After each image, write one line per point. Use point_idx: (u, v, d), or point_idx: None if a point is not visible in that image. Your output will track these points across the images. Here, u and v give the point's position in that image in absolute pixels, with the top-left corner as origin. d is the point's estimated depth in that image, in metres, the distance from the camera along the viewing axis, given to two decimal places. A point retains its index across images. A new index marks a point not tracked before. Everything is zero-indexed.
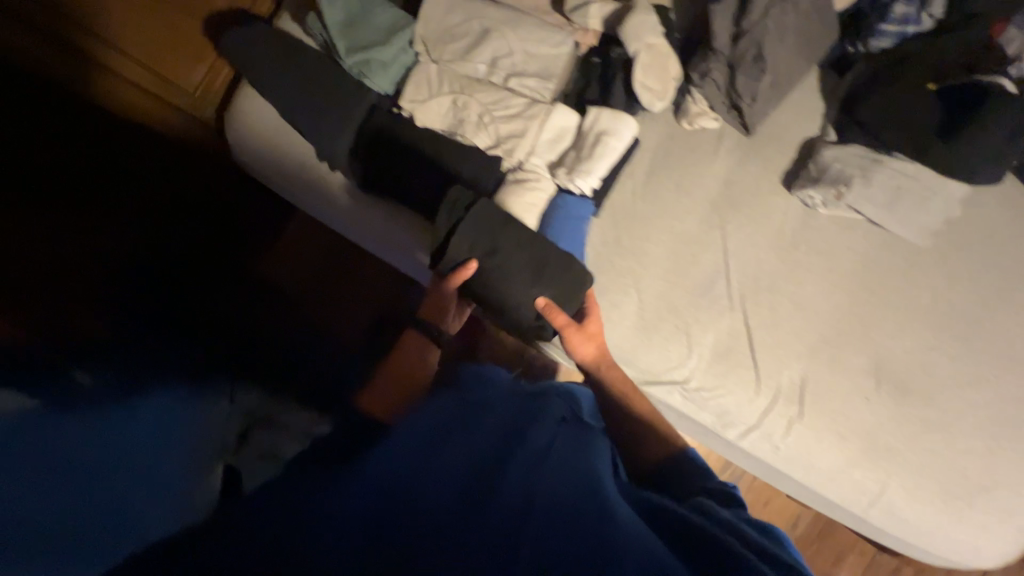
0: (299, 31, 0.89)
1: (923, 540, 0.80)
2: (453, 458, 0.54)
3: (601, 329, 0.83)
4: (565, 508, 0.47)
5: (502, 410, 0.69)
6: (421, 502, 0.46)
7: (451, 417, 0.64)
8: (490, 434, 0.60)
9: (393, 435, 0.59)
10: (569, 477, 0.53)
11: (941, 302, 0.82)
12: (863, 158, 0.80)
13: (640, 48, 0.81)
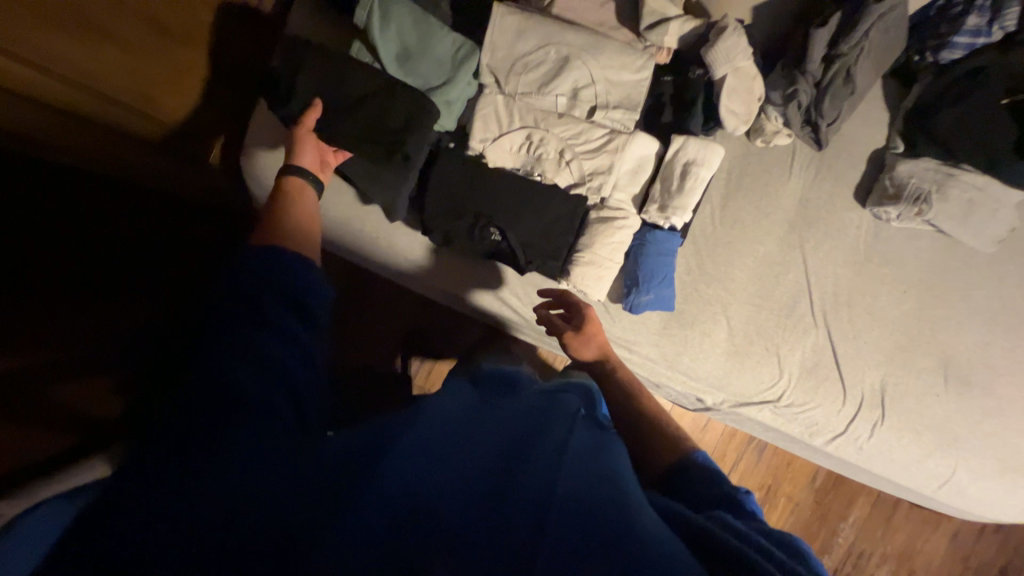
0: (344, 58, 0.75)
1: (982, 508, 0.91)
2: (460, 454, 0.48)
3: (599, 331, 0.80)
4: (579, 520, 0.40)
5: (520, 397, 0.62)
6: (439, 507, 0.41)
7: (465, 407, 0.57)
8: (510, 421, 0.53)
9: (409, 423, 0.52)
10: (587, 472, 0.45)
11: (997, 299, 0.89)
12: (935, 171, 0.83)
13: (728, 71, 0.77)
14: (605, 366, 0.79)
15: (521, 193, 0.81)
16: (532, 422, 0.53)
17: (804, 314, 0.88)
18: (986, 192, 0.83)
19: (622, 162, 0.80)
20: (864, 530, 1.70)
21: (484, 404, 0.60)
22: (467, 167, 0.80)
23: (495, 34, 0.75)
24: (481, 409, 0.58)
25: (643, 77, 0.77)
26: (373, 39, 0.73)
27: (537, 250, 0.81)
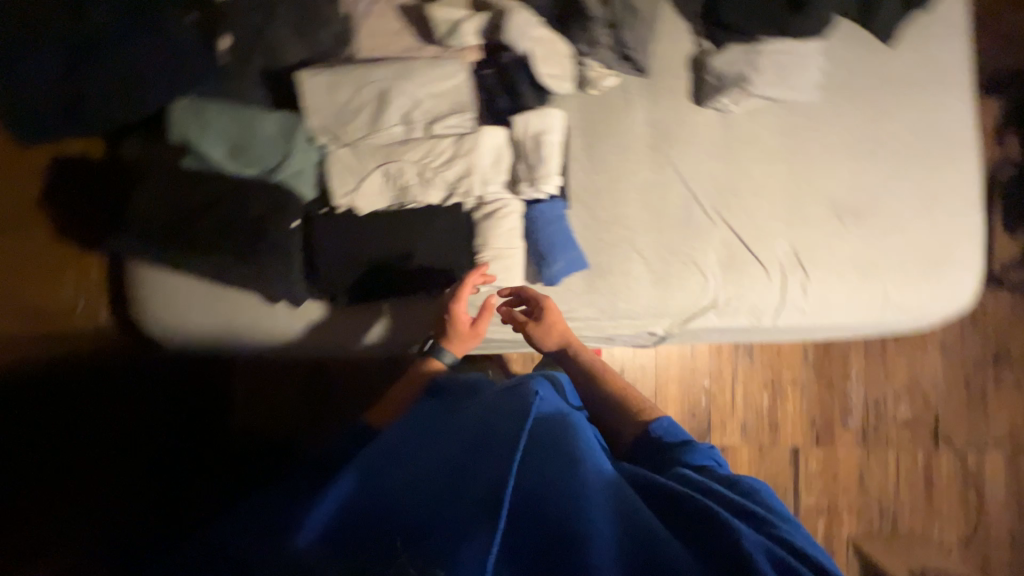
0: (175, 168, 0.76)
1: (924, 311, 0.98)
2: (455, 465, 0.62)
3: (559, 318, 0.88)
4: (555, 522, 0.55)
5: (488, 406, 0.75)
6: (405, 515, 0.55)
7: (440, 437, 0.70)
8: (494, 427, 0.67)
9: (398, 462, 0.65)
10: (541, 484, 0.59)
11: (847, 133, 0.98)
12: (744, 52, 0.91)
13: (529, 45, 0.83)
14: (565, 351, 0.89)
15: (407, 224, 0.83)
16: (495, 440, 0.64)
17: (701, 217, 0.94)
18: (793, 50, 0.91)
19: (480, 160, 0.84)
20: (868, 378, 1.79)
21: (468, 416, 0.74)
22: (346, 224, 0.81)
23: (311, 97, 0.77)
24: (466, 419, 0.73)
25: (461, 78, 0.82)
26: (200, 149, 0.75)
27: (444, 272, 0.85)
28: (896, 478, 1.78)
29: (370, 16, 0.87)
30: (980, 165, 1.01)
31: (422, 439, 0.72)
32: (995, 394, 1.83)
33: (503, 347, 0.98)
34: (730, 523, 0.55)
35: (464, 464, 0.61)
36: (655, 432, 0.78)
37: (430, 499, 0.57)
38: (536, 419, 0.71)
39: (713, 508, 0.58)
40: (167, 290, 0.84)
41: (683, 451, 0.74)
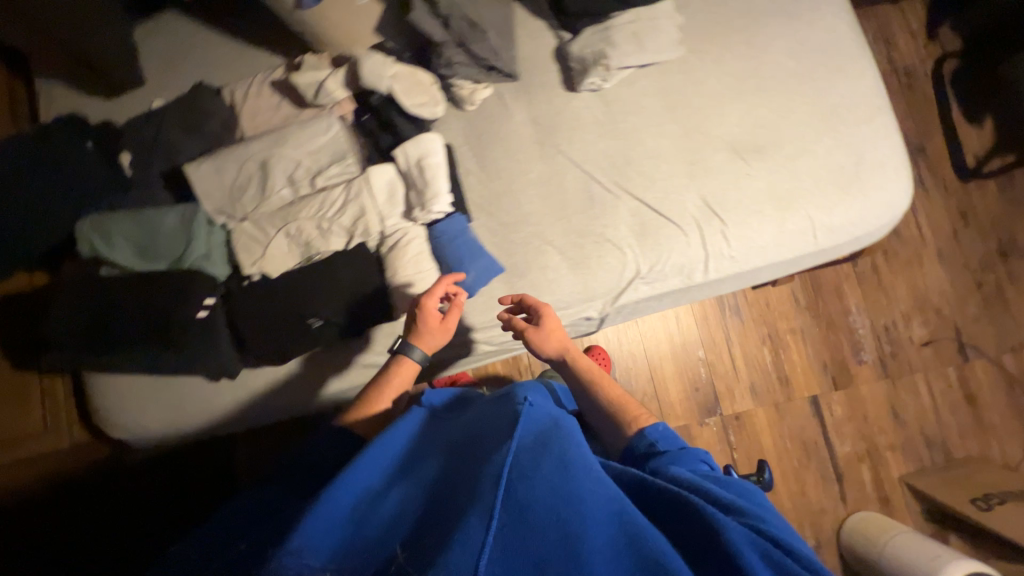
0: (94, 280, 0.82)
1: (859, 226, 0.95)
2: (443, 494, 0.51)
3: (560, 325, 0.84)
4: (560, 543, 0.42)
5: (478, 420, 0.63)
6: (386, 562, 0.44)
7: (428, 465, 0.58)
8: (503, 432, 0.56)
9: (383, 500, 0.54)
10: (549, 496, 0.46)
11: (727, 77, 0.99)
12: (595, 31, 0.94)
13: (390, 83, 0.88)
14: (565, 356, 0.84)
15: (319, 275, 0.87)
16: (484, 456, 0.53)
17: (603, 194, 0.95)
18: (642, 15, 0.94)
19: (371, 198, 0.88)
20: (870, 307, 1.71)
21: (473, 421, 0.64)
22: (262, 290, 0.86)
23: (199, 184, 0.83)
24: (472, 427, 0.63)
25: (335, 131, 0.88)
26: (109, 256, 0.81)
27: (363, 311, 0.87)
28: (933, 404, 1.66)
29: (249, 99, 0.94)
30: (874, 68, 0.99)
31: (420, 455, 0.62)
32: (1014, 290, 1.71)
33: (480, 361, 0.98)
34: (726, 530, 0.48)
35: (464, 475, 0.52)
36: (649, 435, 0.70)
37: (426, 521, 0.48)
38: (552, 415, 0.58)
39: (718, 518, 0.49)
40: (125, 393, 0.89)
41: (677, 453, 0.65)
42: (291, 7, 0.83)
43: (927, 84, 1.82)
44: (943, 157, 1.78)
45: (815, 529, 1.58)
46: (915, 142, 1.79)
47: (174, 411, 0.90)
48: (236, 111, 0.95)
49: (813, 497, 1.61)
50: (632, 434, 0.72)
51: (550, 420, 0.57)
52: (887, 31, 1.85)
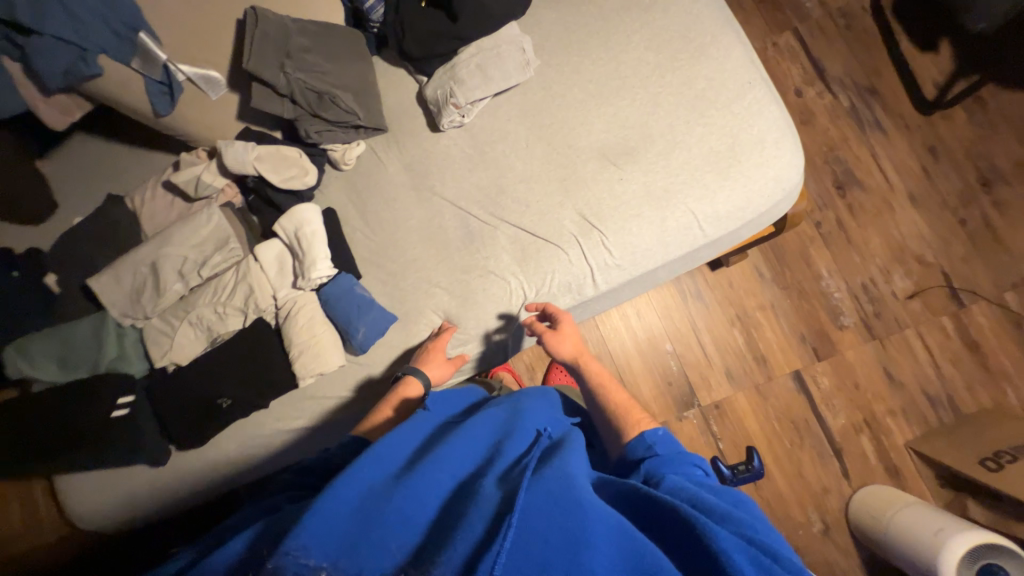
0: (27, 396, 0.91)
1: (747, 210, 0.90)
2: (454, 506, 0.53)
3: (574, 328, 0.87)
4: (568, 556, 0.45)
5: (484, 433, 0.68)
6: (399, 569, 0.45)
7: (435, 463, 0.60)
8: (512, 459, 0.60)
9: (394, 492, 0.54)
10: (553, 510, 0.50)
11: (588, 84, 0.97)
12: (443, 71, 0.96)
13: (256, 167, 0.93)
14: (577, 361, 0.85)
15: (223, 355, 0.93)
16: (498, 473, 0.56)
17: (483, 226, 0.97)
18: (485, 46, 0.95)
19: (259, 275, 0.94)
20: (843, 267, 1.60)
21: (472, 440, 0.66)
22: (174, 379, 0.92)
23: (102, 295, 0.91)
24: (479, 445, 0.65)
25: (216, 219, 0.94)
26: (37, 376, 0.91)
27: (267, 382, 0.92)
28: (931, 358, 1.53)
29: (146, 202, 1.02)
30: (742, 41, 0.95)
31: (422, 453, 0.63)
32: (1005, 221, 1.56)
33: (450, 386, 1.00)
34: (720, 541, 0.48)
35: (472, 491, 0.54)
36: (649, 441, 0.68)
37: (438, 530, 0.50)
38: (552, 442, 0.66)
39: (712, 530, 0.49)
40: (75, 495, 0.96)
41: (672, 459, 0.64)
42: (151, 117, 0.89)
43: (868, 19, 1.70)
44: (899, 92, 1.66)
45: (819, 511, 1.48)
46: (865, 82, 1.67)
47: (122, 503, 0.96)
48: (137, 215, 1.02)
49: (813, 477, 1.51)
50: (631, 439, 0.70)
51: (550, 449, 0.63)
52: None
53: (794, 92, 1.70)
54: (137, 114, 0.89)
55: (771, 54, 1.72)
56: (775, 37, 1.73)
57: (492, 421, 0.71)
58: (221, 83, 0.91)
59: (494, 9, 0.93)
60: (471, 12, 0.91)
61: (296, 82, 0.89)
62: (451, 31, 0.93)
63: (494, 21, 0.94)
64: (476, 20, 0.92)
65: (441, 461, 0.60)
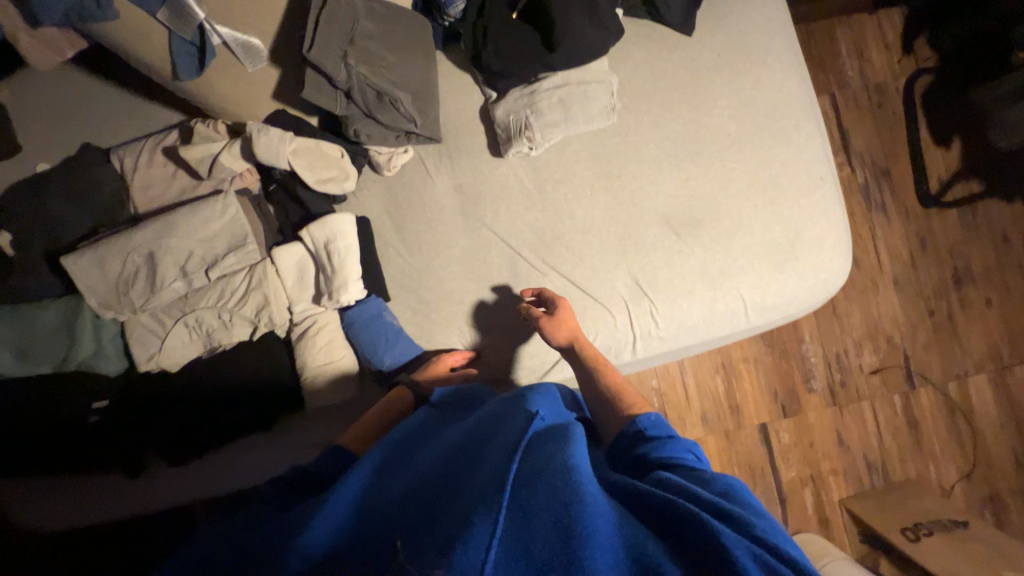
0: None
1: (792, 306, 0.92)
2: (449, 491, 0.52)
3: (572, 312, 0.84)
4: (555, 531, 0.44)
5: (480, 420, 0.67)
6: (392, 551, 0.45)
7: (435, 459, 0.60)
8: (505, 440, 0.57)
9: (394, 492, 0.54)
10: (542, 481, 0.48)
11: (664, 141, 0.93)
12: (522, 96, 0.88)
13: (290, 161, 0.80)
14: (576, 349, 0.83)
15: (223, 367, 0.82)
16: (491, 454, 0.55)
17: (533, 271, 0.91)
18: (573, 82, 0.87)
19: (276, 286, 0.83)
20: (823, 335, 1.71)
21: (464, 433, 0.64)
22: (159, 388, 0.80)
23: (80, 280, 0.76)
24: (472, 432, 0.63)
25: (232, 212, 0.81)
26: None
27: (268, 404, 0.83)
28: (878, 430, 1.69)
29: (139, 169, 0.85)
30: (820, 134, 0.94)
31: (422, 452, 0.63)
32: (964, 317, 1.73)
33: None
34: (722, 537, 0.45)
35: (466, 481, 0.52)
36: (642, 427, 0.67)
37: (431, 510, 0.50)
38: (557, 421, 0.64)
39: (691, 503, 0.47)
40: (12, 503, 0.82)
41: (664, 442, 0.64)
42: (169, 78, 0.74)
43: (899, 102, 1.75)
44: (908, 179, 1.75)
45: None
46: (882, 163, 1.74)
47: (72, 515, 0.83)
48: (126, 181, 0.86)
49: None
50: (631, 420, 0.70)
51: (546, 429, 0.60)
52: (862, 43, 1.76)
53: None
54: (151, 70, 0.73)
55: None
56: None
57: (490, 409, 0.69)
58: (263, 53, 0.75)
59: (593, 41, 0.83)
60: (569, 46, 0.81)
61: (357, 78, 0.77)
62: (541, 58, 0.83)
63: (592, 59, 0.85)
64: (572, 54, 0.82)
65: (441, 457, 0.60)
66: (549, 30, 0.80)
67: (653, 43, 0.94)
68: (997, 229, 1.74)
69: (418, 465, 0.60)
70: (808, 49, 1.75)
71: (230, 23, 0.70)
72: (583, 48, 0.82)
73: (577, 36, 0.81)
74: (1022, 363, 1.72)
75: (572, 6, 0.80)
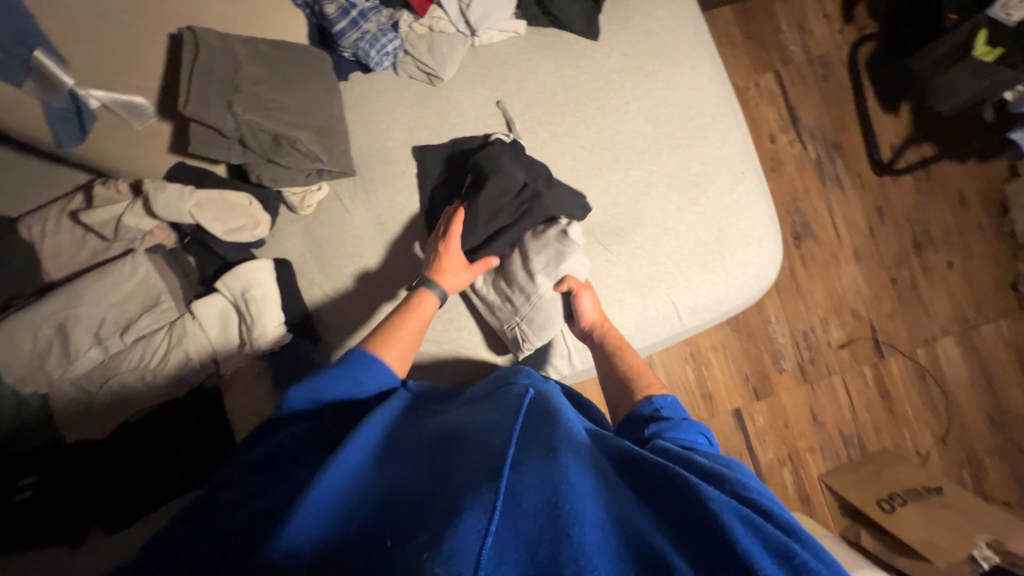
0: None
1: (724, 304, 0.91)
2: (431, 484, 0.52)
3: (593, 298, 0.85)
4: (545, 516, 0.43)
5: (463, 416, 0.66)
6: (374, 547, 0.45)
7: (414, 460, 0.59)
8: (496, 418, 0.59)
9: (373, 492, 0.54)
10: (536, 474, 0.47)
11: (582, 149, 0.91)
12: (498, 289, 0.87)
13: (193, 215, 0.79)
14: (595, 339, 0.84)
15: (154, 424, 0.81)
16: (476, 446, 0.54)
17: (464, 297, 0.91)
18: (540, 268, 0.85)
19: (194, 342, 0.82)
20: (788, 314, 1.70)
21: (459, 414, 0.67)
22: (88, 453, 0.80)
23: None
24: (468, 414, 0.66)
25: (142, 272, 0.82)
26: None
27: (203, 455, 0.82)
28: (851, 403, 1.69)
29: (46, 236, 0.84)
30: (738, 127, 0.93)
31: (401, 448, 0.63)
32: (927, 283, 1.73)
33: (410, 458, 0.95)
34: (711, 502, 0.45)
35: (448, 478, 0.51)
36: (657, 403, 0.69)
37: (411, 509, 0.49)
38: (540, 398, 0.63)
39: (699, 488, 0.47)
40: None
41: (674, 423, 0.64)
42: (53, 145, 0.73)
43: (844, 72, 1.74)
44: (860, 150, 1.73)
45: None
46: (832, 136, 1.73)
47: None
48: (35, 249, 0.84)
49: None
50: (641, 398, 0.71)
51: (535, 409, 0.60)
52: (802, 15, 1.73)
53: (768, 137, 1.72)
54: (35, 140, 0.72)
55: (751, 95, 1.72)
56: (757, 77, 1.72)
57: (471, 405, 0.70)
58: (149, 109, 0.74)
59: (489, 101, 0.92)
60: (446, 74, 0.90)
61: (245, 127, 0.76)
62: (429, 93, 0.92)
63: (538, 217, 0.85)
64: (499, 203, 0.85)
65: (419, 459, 0.59)
66: (427, 67, 0.89)
67: (560, 51, 0.92)
68: (953, 192, 1.73)
69: (400, 461, 0.59)
70: (749, 27, 1.72)
71: (106, 85, 0.69)
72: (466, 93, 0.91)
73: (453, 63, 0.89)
74: (988, 322, 1.72)
75: (498, 155, 0.85)
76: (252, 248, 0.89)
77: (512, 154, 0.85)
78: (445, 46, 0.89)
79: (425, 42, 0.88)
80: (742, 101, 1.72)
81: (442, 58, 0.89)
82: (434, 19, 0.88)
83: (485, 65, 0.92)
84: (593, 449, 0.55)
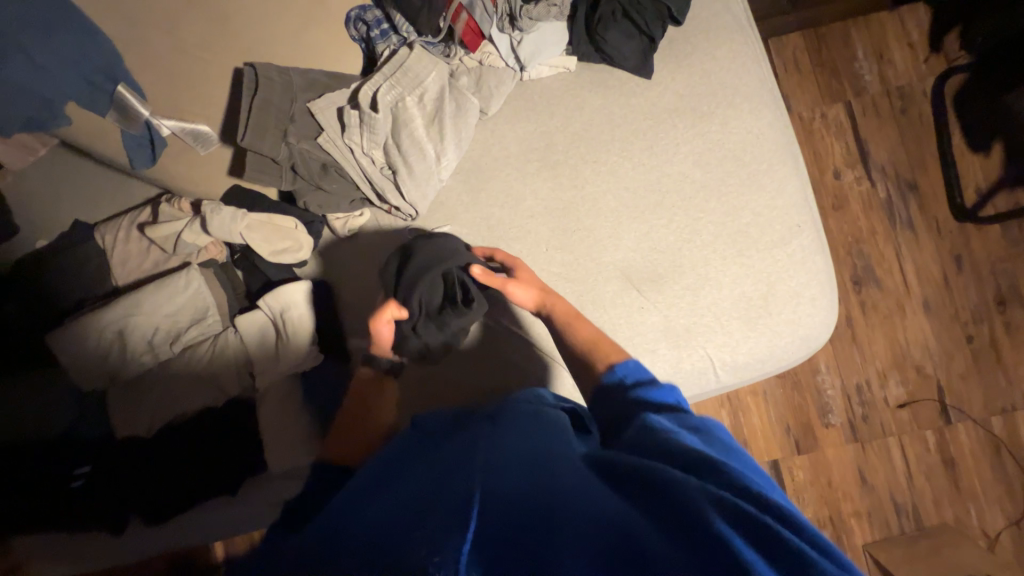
0: None
1: (767, 364, 0.85)
2: (424, 494, 0.52)
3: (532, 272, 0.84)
4: (523, 528, 0.42)
5: (466, 431, 0.66)
6: (363, 547, 0.45)
7: (414, 472, 0.60)
8: (492, 438, 0.59)
9: (372, 501, 0.54)
10: (520, 493, 0.47)
11: (625, 192, 0.88)
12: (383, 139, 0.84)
13: (243, 236, 0.84)
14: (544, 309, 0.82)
15: (192, 429, 0.86)
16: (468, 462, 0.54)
17: (492, 335, 0.90)
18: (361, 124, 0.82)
19: (234, 355, 0.87)
20: (840, 364, 1.58)
21: (468, 427, 0.67)
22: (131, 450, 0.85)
23: (61, 355, 0.85)
24: (475, 428, 0.66)
25: (195, 285, 0.88)
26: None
27: (233, 463, 0.86)
28: (907, 469, 1.54)
29: (116, 245, 0.91)
30: (798, 177, 0.87)
31: (408, 461, 0.63)
32: (1010, 344, 1.54)
33: None
34: (686, 492, 0.43)
35: (439, 491, 0.51)
36: (613, 381, 0.69)
37: (402, 513, 0.50)
38: (539, 419, 0.63)
39: (673, 478, 0.45)
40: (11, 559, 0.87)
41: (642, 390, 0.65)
42: (126, 165, 0.79)
43: (926, 106, 1.59)
44: (939, 192, 1.58)
45: None
46: (908, 175, 1.59)
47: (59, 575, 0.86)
48: (106, 255, 0.91)
49: None
50: (602, 371, 0.71)
51: (531, 432, 0.59)
52: (881, 43, 1.60)
53: (832, 172, 1.60)
54: (113, 161, 0.79)
55: (817, 126, 1.61)
56: (824, 108, 1.61)
57: (483, 419, 0.69)
58: (213, 137, 0.78)
59: (533, 137, 0.90)
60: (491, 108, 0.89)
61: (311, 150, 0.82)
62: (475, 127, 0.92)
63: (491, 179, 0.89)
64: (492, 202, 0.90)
65: (419, 471, 0.59)
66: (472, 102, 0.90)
67: (610, 89, 0.90)
68: None
69: (404, 475, 0.60)
70: (820, 55, 1.61)
71: (176, 114, 0.74)
72: (511, 129, 0.91)
73: (500, 98, 0.89)
74: None
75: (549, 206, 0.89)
76: (294, 268, 0.93)
77: (428, 244, 0.82)
78: (493, 80, 0.88)
79: (474, 76, 0.88)
80: (805, 133, 1.61)
81: (489, 93, 0.88)
82: (484, 54, 0.88)
83: (531, 101, 0.91)
84: (581, 459, 0.53)
